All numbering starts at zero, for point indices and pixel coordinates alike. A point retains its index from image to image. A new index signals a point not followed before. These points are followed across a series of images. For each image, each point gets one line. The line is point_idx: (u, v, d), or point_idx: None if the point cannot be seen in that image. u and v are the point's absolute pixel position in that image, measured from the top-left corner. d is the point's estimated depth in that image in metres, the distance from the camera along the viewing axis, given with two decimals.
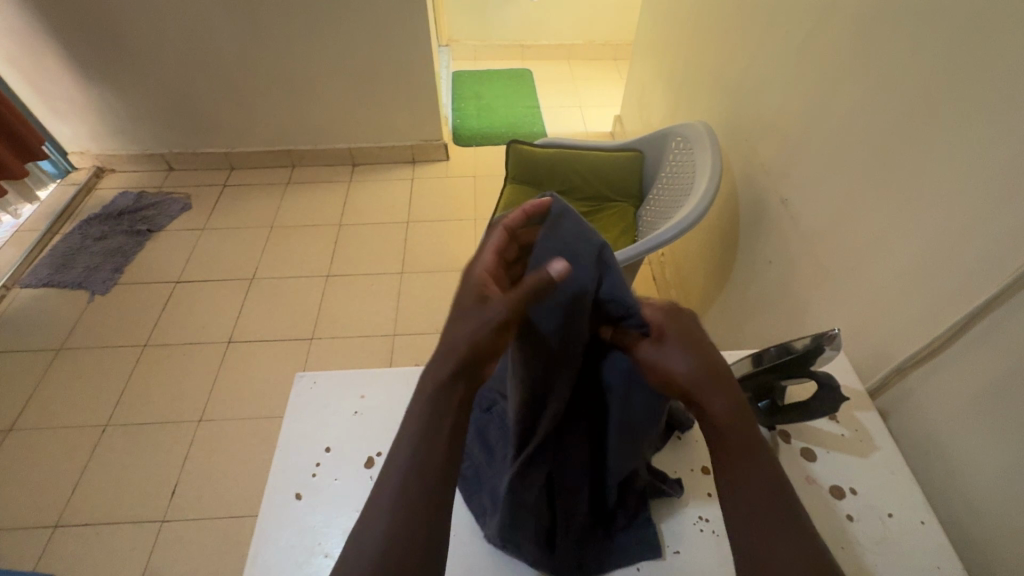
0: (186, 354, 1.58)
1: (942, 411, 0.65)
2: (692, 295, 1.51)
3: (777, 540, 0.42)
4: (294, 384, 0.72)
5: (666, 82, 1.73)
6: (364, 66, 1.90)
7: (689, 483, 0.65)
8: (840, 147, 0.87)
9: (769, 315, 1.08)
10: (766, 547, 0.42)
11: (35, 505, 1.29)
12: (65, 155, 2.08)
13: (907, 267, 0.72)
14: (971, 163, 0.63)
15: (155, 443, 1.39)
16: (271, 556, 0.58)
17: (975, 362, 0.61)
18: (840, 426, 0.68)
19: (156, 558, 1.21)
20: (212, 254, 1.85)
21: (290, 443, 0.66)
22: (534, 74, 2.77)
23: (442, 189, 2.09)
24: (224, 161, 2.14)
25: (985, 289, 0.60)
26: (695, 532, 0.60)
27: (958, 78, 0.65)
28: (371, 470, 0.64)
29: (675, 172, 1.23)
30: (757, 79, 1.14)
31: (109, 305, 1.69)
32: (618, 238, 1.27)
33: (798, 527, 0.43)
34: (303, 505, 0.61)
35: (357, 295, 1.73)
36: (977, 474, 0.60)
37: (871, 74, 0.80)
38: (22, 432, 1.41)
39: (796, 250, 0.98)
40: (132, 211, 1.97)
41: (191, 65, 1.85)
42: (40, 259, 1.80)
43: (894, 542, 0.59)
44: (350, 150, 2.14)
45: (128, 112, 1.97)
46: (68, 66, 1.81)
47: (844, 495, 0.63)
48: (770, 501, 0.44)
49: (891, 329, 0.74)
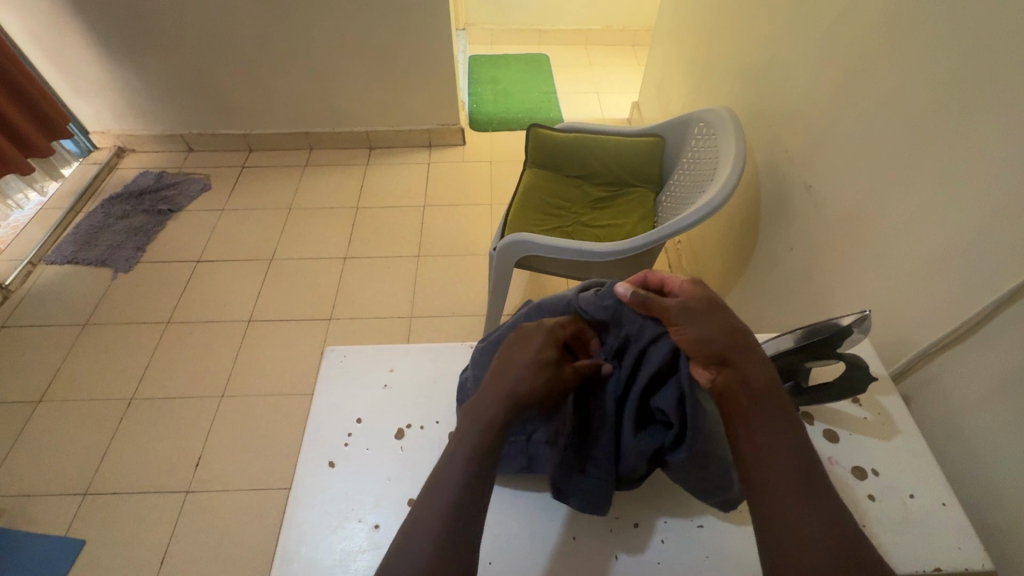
0: (208, 332, 1.61)
1: (964, 398, 0.65)
2: (709, 281, 1.51)
3: (794, 507, 0.44)
4: (325, 358, 0.74)
5: (686, 66, 1.71)
6: (382, 49, 1.90)
7: None
8: (865, 133, 0.86)
9: (790, 302, 1.08)
10: (780, 510, 0.45)
11: (65, 473, 1.33)
12: (87, 134, 2.11)
13: (933, 254, 0.72)
14: (1000, 149, 0.62)
15: (179, 417, 1.43)
16: (307, 519, 0.60)
17: (998, 350, 0.61)
18: (862, 409, 0.69)
19: (182, 526, 1.25)
20: (232, 234, 1.87)
21: (323, 414, 0.69)
22: (551, 59, 2.74)
23: (458, 174, 2.09)
24: (242, 142, 2.16)
25: (1009, 278, 0.60)
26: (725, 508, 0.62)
27: (989, 66, 0.64)
28: (401, 442, 0.66)
29: (696, 157, 1.22)
30: (781, 63, 1.13)
31: (132, 281, 1.73)
32: (637, 224, 1.28)
33: (830, 497, 0.45)
34: (336, 473, 0.63)
35: (374, 277, 1.75)
36: (997, 459, 0.61)
37: (899, 58, 0.79)
38: (50, 404, 1.45)
39: (819, 236, 0.98)
40: (153, 190, 1.99)
41: (210, 45, 1.85)
42: (65, 236, 1.84)
43: (915, 522, 0.60)
44: (367, 134, 2.15)
45: (149, 92, 1.98)
46: (91, 45, 1.83)
47: (866, 476, 0.63)
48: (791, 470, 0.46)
49: (914, 315, 0.74)
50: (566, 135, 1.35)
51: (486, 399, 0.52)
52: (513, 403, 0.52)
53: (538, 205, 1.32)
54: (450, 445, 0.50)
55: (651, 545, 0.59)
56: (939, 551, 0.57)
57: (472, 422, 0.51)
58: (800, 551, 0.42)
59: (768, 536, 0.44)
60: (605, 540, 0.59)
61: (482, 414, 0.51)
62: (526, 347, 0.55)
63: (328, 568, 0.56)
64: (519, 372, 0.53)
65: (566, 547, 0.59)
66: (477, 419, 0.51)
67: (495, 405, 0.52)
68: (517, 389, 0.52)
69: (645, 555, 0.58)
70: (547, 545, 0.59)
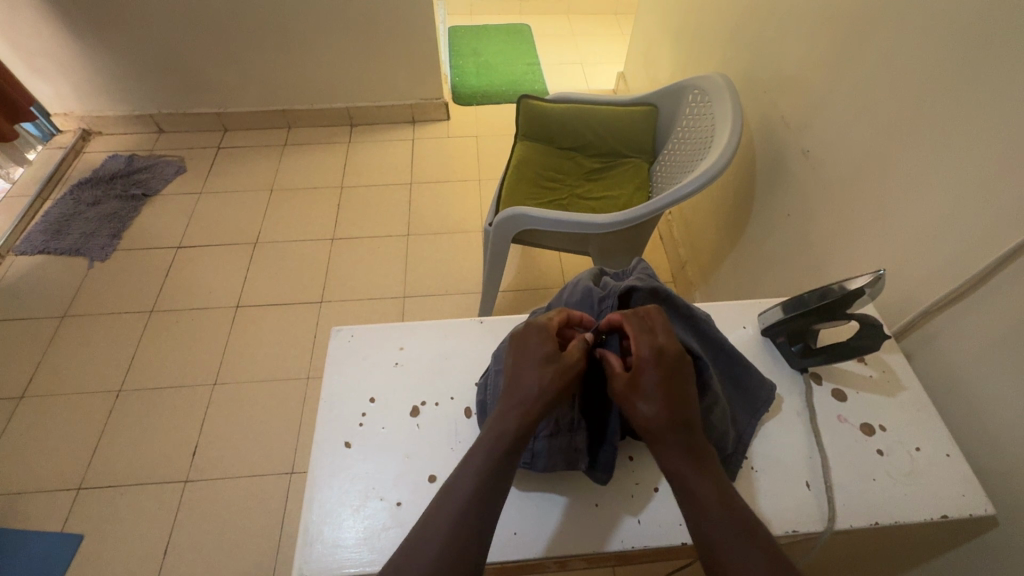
0: (195, 319, 1.57)
1: (966, 353, 0.67)
2: (702, 251, 1.52)
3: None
4: (331, 338, 0.73)
5: (674, 32, 1.68)
6: (360, 21, 1.82)
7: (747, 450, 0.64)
8: (864, 95, 0.86)
9: (787, 268, 1.09)
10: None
11: (56, 469, 1.29)
12: (48, 116, 1.98)
13: (933, 217, 0.72)
14: (1003, 105, 0.62)
15: (171, 407, 1.40)
16: (327, 500, 0.59)
17: (998, 306, 0.63)
18: (867, 367, 0.71)
19: (183, 516, 1.24)
20: (213, 217, 1.81)
21: (334, 395, 0.67)
22: (532, 30, 2.68)
23: (443, 150, 2.04)
24: (216, 122, 2.06)
25: (1011, 237, 0.61)
26: (748, 471, 0.63)
27: (993, 27, 0.64)
28: (417, 419, 0.65)
29: (691, 126, 1.21)
30: (774, 27, 1.11)
31: (110, 270, 1.66)
32: (633, 196, 1.27)
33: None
34: (353, 453, 0.63)
35: (364, 257, 1.71)
36: (997, 411, 0.63)
37: (901, 14, 0.78)
38: (33, 399, 1.40)
39: (816, 201, 0.99)
40: (125, 174, 1.90)
41: (176, 17, 1.74)
42: (33, 224, 1.75)
43: (922, 472, 0.62)
44: (348, 110, 2.08)
45: (112, 70, 1.87)
46: (46, 20, 1.70)
47: (874, 431, 0.65)
48: (728, 551, 0.46)
49: (916, 275, 0.75)
50: (558, 106, 1.33)
51: (508, 412, 0.53)
52: (532, 413, 0.53)
53: (532, 179, 1.30)
54: (469, 456, 0.51)
55: (673, 507, 0.61)
56: (946, 500, 0.60)
57: (492, 433, 0.52)
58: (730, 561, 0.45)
59: (700, 545, 0.48)
60: (628, 503, 0.61)
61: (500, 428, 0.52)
62: (526, 351, 0.57)
63: (353, 547, 0.56)
64: (535, 380, 0.54)
65: (590, 514, 0.60)
66: (495, 428, 0.52)
67: (507, 415, 0.53)
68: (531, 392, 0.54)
69: (667, 518, 0.60)
70: (571, 513, 0.60)
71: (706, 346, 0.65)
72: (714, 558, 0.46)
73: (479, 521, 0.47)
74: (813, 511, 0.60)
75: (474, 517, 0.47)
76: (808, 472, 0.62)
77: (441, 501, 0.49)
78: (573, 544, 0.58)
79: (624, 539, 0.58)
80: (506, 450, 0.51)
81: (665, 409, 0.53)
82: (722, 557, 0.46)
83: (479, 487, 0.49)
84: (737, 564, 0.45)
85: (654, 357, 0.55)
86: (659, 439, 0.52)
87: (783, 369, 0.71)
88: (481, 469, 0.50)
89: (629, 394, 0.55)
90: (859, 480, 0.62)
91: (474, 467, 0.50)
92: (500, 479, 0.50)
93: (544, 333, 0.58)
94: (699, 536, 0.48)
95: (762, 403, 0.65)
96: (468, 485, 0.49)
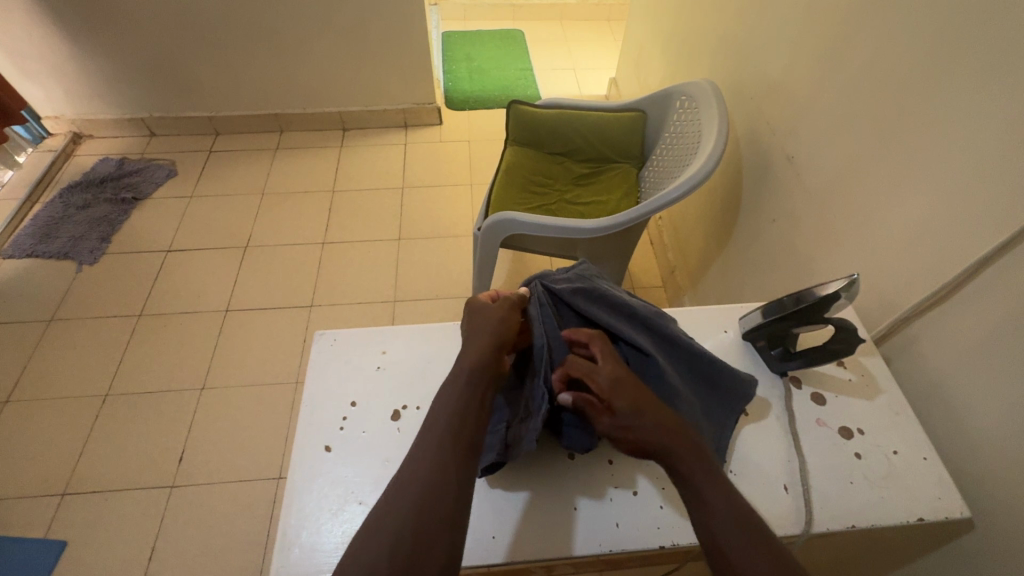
0: (184, 322, 1.56)
1: (943, 358, 0.68)
2: (691, 257, 1.53)
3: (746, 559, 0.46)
4: (314, 342, 0.73)
5: (664, 38, 1.69)
6: (355, 26, 1.83)
7: (728, 453, 0.64)
8: (847, 103, 0.87)
9: (773, 272, 1.10)
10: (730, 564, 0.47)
11: (41, 474, 1.28)
12: (39, 119, 1.98)
13: (914, 223, 0.73)
14: (982, 113, 0.63)
15: (158, 412, 1.39)
16: (305, 504, 0.59)
17: (974, 312, 0.64)
18: (847, 371, 0.71)
19: (169, 521, 1.23)
20: (204, 221, 1.81)
21: (315, 398, 0.67)
22: (526, 35, 2.69)
23: (434, 154, 2.05)
24: (208, 125, 2.06)
25: (987, 244, 0.62)
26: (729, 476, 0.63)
27: (972, 37, 0.65)
28: (398, 423, 0.65)
29: (679, 131, 1.23)
30: (760, 35, 1.12)
31: (99, 273, 1.66)
32: (621, 200, 1.28)
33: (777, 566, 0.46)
34: (333, 456, 0.63)
35: (355, 261, 1.72)
36: (973, 415, 0.64)
37: (882, 25, 0.79)
38: (18, 404, 1.39)
39: (801, 207, 1.00)
40: (115, 178, 1.90)
41: (170, 22, 1.75)
42: (22, 227, 1.74)
43: (898, 475, 0.63)
44: (341, 114, 2.08)
45: (105, 73, 1.87)
46: (38, 24, 1.70)
47: (852, 435, 0.66)
48: (733, 533, 0.48)
49: (897, 281, 0.76)
50: (548, 111, 1.34)
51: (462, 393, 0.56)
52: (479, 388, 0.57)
53: (520, 183, 1.31)
54: (417, 451, 0.52)
55: (650, 509, 0.61)
56: (923, 502, 0.60)
57: (453, 416, 0.54)
58: (733, 551, 0.47)
59: (705, 534, 0.49)
60: (607, 504, 0.61)
61: (456, 408, 0.55)
62: (472, 341, 0.62)
63: (332, 551, 0.56)
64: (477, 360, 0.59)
65: (567, 516, 0.60)
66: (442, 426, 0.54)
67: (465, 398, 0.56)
68: (464, 384, 0.57)
69: (645, 521, 0.60)
70: (549, 518, 0.60)
71: (657, 339, 0.67)
72: (719, 545, 0.48)
73: (443, 511, 0.48)
74: (791, 514, 0.60)
75: (433, 505, 0.48)
76: (784, 475, 0.63)
77: (393, 494, 0.49)
78: (549, 547, 0.58)
79: (601, 543, 0.58)
80: (452, 447, 0.52)
81: (655, 424, 0.55)
82: (726, 545, 0.48)
83: (443, 474, 0.50)
84: (740, 547, 0.47)
85: (615, 385, 0.58)
86: (662, 454, 0.54)
87: (763, 372, 0.72)
88: (441, 457, 0.51)
89: (618, 422, 0.56)
90: (836, 483, 0.62)
91: (431, 455, 0.51)
92: (461, 466, 0.51)
93: (500, 331, 0.63)
94: (704, 524, 0.50)
95: (739, 401, 0.65)
96: (426, 472, 0.50)
